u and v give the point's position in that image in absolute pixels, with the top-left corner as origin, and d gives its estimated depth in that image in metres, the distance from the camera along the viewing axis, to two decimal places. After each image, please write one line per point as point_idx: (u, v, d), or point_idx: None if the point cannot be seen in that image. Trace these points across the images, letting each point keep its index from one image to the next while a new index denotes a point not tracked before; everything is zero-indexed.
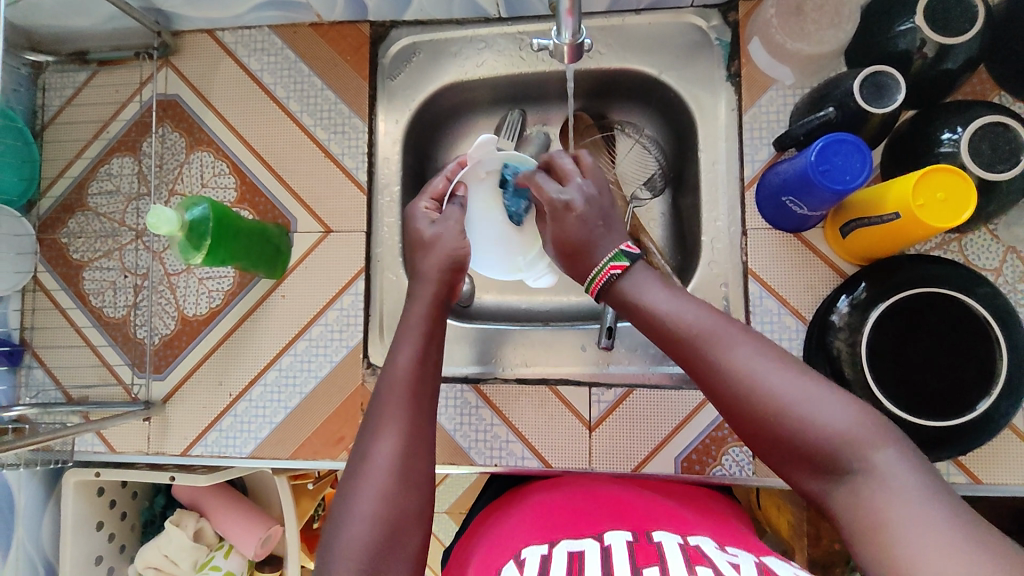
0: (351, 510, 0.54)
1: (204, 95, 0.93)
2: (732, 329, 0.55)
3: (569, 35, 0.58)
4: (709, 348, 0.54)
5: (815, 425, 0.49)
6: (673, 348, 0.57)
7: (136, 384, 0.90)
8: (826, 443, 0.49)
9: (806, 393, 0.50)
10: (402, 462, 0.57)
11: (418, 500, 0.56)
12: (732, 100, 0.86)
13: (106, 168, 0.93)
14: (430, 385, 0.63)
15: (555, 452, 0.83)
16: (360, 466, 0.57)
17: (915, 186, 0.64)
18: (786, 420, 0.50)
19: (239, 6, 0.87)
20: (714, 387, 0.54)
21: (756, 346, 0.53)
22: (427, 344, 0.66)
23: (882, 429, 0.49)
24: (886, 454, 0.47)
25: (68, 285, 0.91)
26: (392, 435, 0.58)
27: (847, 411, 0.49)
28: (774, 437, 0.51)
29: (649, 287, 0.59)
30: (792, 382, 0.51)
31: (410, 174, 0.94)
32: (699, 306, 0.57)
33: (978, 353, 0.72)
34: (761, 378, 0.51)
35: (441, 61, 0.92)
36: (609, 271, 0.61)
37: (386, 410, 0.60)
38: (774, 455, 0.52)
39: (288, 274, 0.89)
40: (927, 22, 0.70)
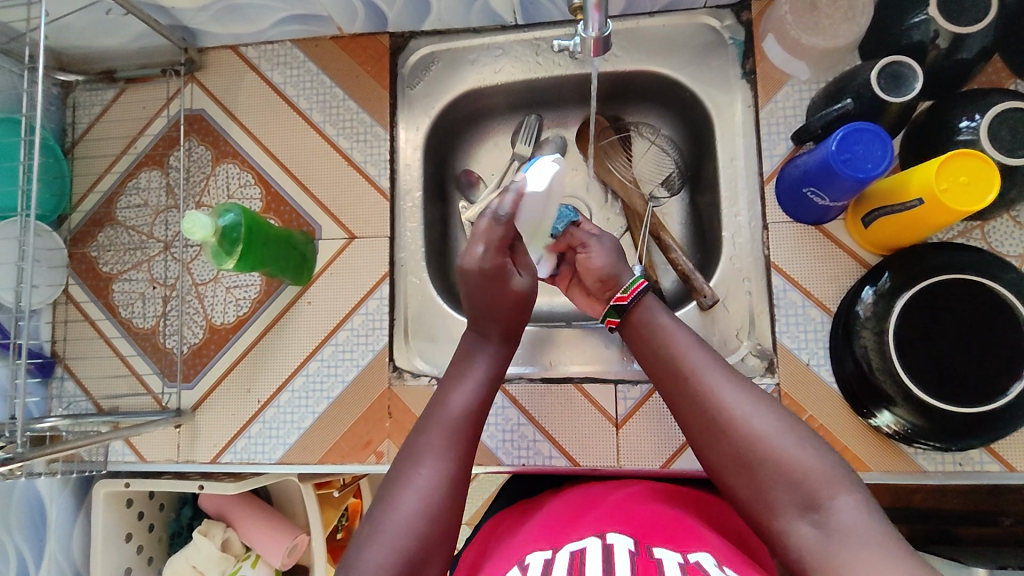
0: (377, 532, 0.53)
1: (229, 109, 0.95)
2: (722, 364, 0.60)
3: (595, 29, 0.59)
4: (704, 376, 0.59)
5: (789, 462, 0.53)
6: (667, 370, 0.62)
7: (165, 393, 0.91)
8: (797, 478, 0.52)
9: (786, 431, 0.55)
10: (437, 500, 0.55)
11: (444, 541, 0.54)
12: (748, 98, 0.87)
13: (135, 182, 0.95)
14: (478, 427, 0.61)
15: (583, 450, 0.83)
16: (393, 484, 0.56)
17: (937, 172, 0.65)
18: (761, 449, 0.54)
19: (263, 21, 0.90)
20: (699, 407, 0.58)
21: (742, 384, 0.58)
22: (480, 385, 0.64)
23: (851, 480, 0.52)
24: (850, 499, 0.51)
25: (98, 297, 0.93)
26: (433, 465, 0.56)
27: (818, 456, 0.53)
28: (747, 463, 0.54)
29: (657, 316, 0.66)
30: (774, 421, 0.55)
31: (431, 180, 0.96)
32: (697, 342, 0.63)
33: (1007, 338, 0.72)
34: (744, 408, 0.56)
35: (459, 68, 0.94)
36: (639, 287, 0.67)
37: (435, 434, 0.59)
38: (741, 485, 0.55)
39: (314, 281, 0.90)
40: (941, 13, 0.71)
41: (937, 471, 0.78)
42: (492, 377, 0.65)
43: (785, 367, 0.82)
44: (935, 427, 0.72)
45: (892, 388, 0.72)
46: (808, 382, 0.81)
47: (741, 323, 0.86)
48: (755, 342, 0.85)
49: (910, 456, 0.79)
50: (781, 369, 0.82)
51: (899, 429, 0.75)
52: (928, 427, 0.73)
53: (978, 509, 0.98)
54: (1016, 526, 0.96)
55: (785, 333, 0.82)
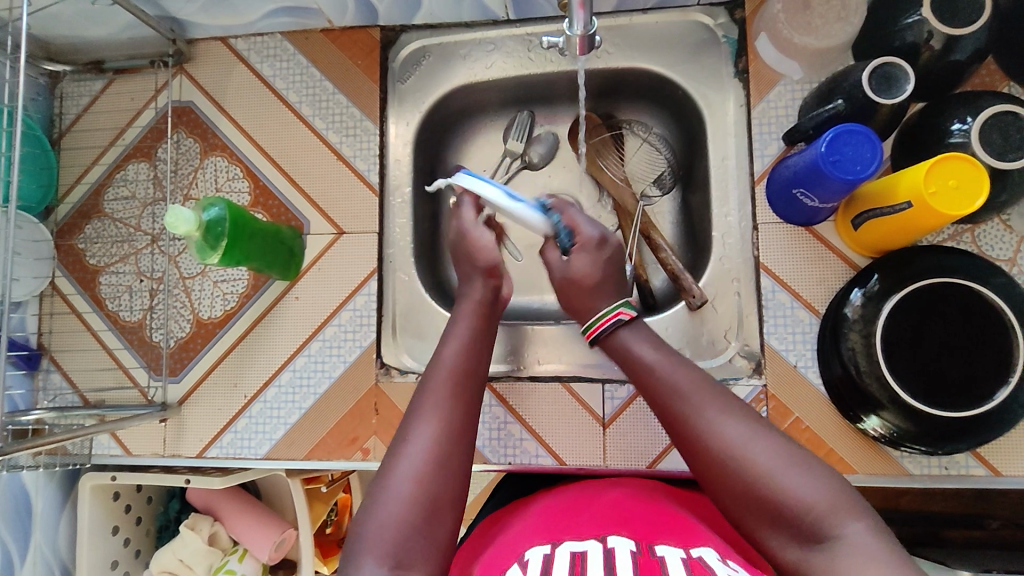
0: (388, 483, 0.55)
1: (217, 101, 0.94)
2: (715, 395, 0.59)
3: (580, 27, 0.58)
4: (696, 412, 0.58)
5: (794, 497, 0.52)
6: (660, 408, 0.61)
7: (152, 386, 0.90)
8: (803, 512, 0.51)
9: (784, 462, 0.53)
10: (442, 447, 0.57)
11: (456, 488, 0.56)
12: (740, 97, 0.86)
13: (122, 174, 0.94)
14: (477, 379, 0.64)
15: (569, 449, 0.83)
16: (401, 439, 0.59)
17: (926, 176, 0.64)
18: (761, 484, 0.53)
19: (252, 13, 0.89)
20: (696, 447, 0.57)
21: (743, 414, 0.57)
22: (476, 339, 0.67)
23: (857, 505, 0.51)
24: (858, 525, 0.50)
25: (84, 290, 0.93)
26: (434, 417, 0.59)
27: (821, 485, 0.52)
28: (749, 499, 0.53)
29: (645, 349, 0.65)
30: (776, 453, 0.54)
31: (421, 176, 0.95)
32: (689, 372, 0.62)
33: (994, 342, 0.72)
34: (739, 442, 0.55)
35: (451, 63, 0.94)
36: (614, 318, 0.68)
37: (431, 392, 0.62)
38: (748, 518, 0.54)
39: (302, 276, 0.90)
40: (934, 13, 0.70)
41: (923, 474, 0.78)
42: (476, 331, 0.68)
43: (772, 368, 0.82)
44: (921, 431, 0.72)
45: (884, 392, 0.72)
46: (795, 384, 0.81)
47: (729, 324, 0.86)
48: (743, 342, 0.85)
49: (896, 459, 0.79)
50: (768, 370, 0.82)
51: (885, 432, 0.75)
52: (914, 431, 0.73)
53: (965, 512, 0.98)
54: (1003, 529, 0.97)
55: (773, 334, 0.82)
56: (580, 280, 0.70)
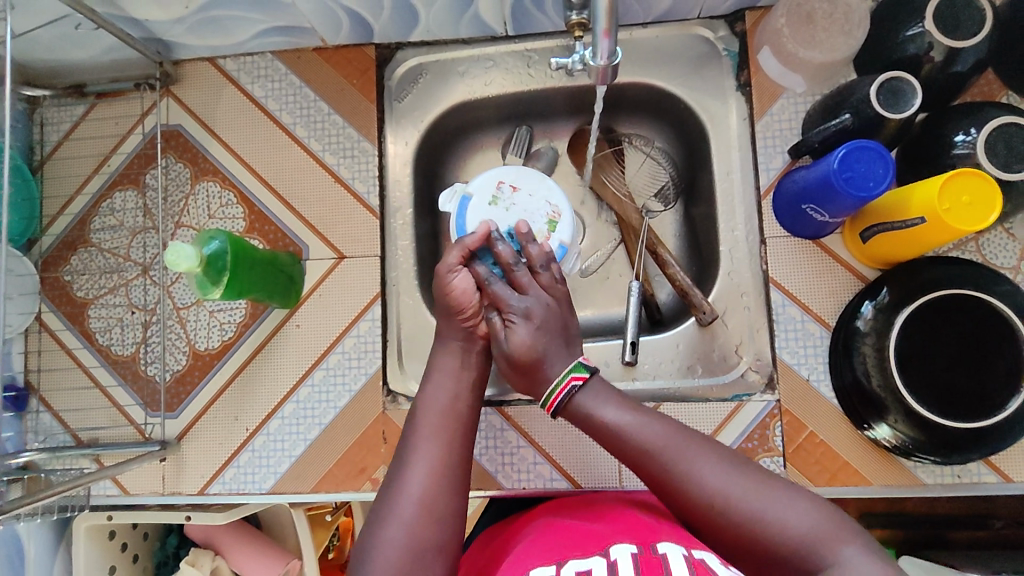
0: (380, 538, 0.58)
1: (207, 124, 0.91)
2: (687, 443, 0.60)
3: (603, 58, 0.55)
4: (673, 468, 0.59)
5: (780, 535, 0.53)
6: (638, 467, 0.61)
7: (148, 423, 0.87)
8: (792, 548, 0.53)
9: (766, 498, 0.55)
10: (429, 491, 0.61)
11: (447, 530, 0.60)
12: (743, 110, 0.86)
13: (109, 203, 0.91)
14: (463, 415, 0.68)
15: (584, 471, 0.82)
16: (390, 492, 0.62)
17: (940, 191, 0.64)
18: (750, 528, 0.54)
19: (243, 33, 0.86)
20: (681, 503, 0.58)
21: (716, 458, 0.59)
22: (459, 378, 0.70)
23: (843, 529, 0.53)
24: (852, 549, 0.51)
25: (73, 324, 0.89)
26: (421, 463, 0.63)
27: (807, 515, 0.54)
28: (743, 545, 0.55)
29: (606, 407, 0.64)
30: (753, 492, 0.56)
31: (421, 196, 0.93)
32: (655, 422, 0.62)
33: (1003, 352, 0.72)
34: (721, 488, 0.56)
35: (448, 80, 0.92)
36: (565, 387, 0.66)
37: (416, 439, 0.65)
38: (745, 562, 0.55)
39: (302, 303, 0.87)
40: (937, 26, 0.71)
41: (936, 483, 0.79)
42: (459, 374, 0.70)
43: (785, 382, 0.81)
44: (934, 441, 0.72)
45: (902, 400, 0.72)
46: (807, 397, 0.81)
47: (741, 338, 0.85)
48: (755, 355, 0.84)
49: (909, 469, 0.79)
50: (781, 385, 0.81)
51: (897, 442, 0.75)
52: (926, 441, 0.73)
53: (969, 514, 0.99)
54: (1006, 528, 0.98)
55: (785, 348, 0.82)
56: (516, 353, 0.67)
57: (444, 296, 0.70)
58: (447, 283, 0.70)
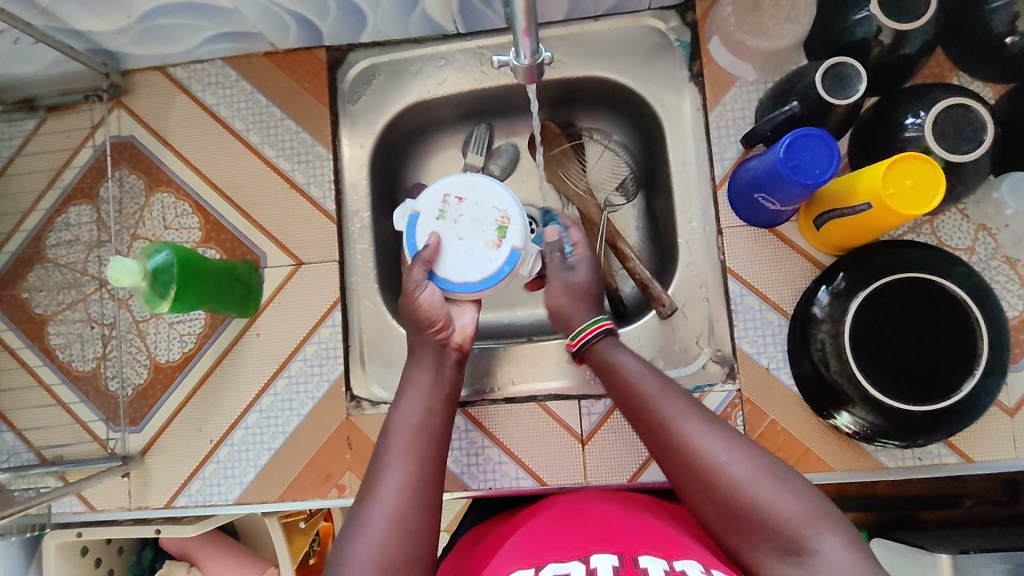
0: (349, 556, 0.55)
1: (160, 135, 0.90)
2: (695, 410, 0.60)
3: (527, 56, 0.53)
4: (679, 428, 0.59)
5: (769, 510, 0.53)
6: (643, 424, 0.63)
7: (112, 438, 0.87)
8: (780, 526, 0.53)
9: (764, 476, 0.55)
10: (401, 517, 0.57)
11: (420, 546, 0.57)
12: (697, 100, 0.86)
13: (64, 218, 0.90)
14: (434, 434, 0.64)
15: (549, 469, 0.82)
16: (358, 518, 0.58)
17: (884, 176, 0.64)
18: (742, 497, 0.54)
19: (189, 41, 0.85)
20: (678, 465, 0.58)
21: (719, 429, 0.59)
22: (433, 392, 0.68)
23: (830, 517, 0.53)
24: (836, 540, 0.51)
25: (33, 342, 0.88)
26: (391, 481, 0.59)
27: (799, 498, 0.54)
28: (729, 515, 0.55)
29: (632, 364, 0.66)
30: (752, 467, 0.56)
31: (379, 198, 0.92)
32: (671, 390, 0.63)
33: (958, 334, 0.72)
34: (721, 457, 0.56)
35: (402, 81, 0.91)
36: (598, 329, 0.69)
37: (386, 460, 0.61)
38: (725, 531, 0.55)
39: (262, 311, 0.87)
40: (881, 9, 0.71)
41: (897, 467, 0.79)
42: (431, 391, 0.68)
43: (745, 372, 0.82)
44: (893, 426, 0.72)
45: (858, 386, 0.71)
46: (768, 386, 0.81)
47: (701, 330, 0.85)
48: (715, 347, 0.84)
49: (872, 454, 0.79)
50: (741, 375, 0.82)
51: (858, 428, 0.75)
52: (885, 426, 0.73)
53: (940, 493, 1.00)
54: (977, 507, 0.98)
55: (744, 338, 0.82)
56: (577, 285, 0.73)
57: (414, 312, 0.72)
58: (413, 303, 0.71)
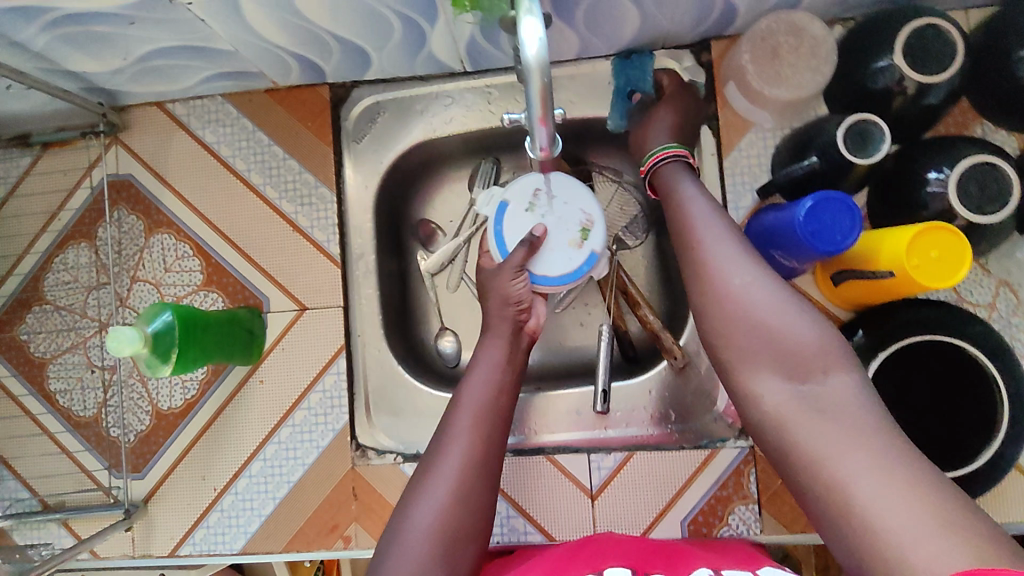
0: (407, 520, 0.58)
1: (159, 174, 0.88)
2: (737, 238, 0.59)
3: (543, 144, 0.52)
4: (709, 253, 0.58)
5: (789, 340, 0.52)
6: (679, 232, 0.62)
7: (115, 485, 0.85)
8: (797, 352, 0.52)
9: (790, 312, 0.54)
10: (463, 480, 0.60)
11: (476, 520, 0.60)
12: (711, 145, 0.83)
13: (61, 259, 0.87)
14: (503, 411, 0.66)
15: (558, 523, 0.81)
16: (421, 480, 0.61)
17: (908, 247, 0.62)
18: (759, 327, 0.54)
19: (188, 80, 0.82)
20: (702, 274, 0.58)
21: (757, 265, 0.57)
22: (502, 368, 0.68)
23: (841, 351, 0.52)
24: (845, 379, 0.50)
25: (34, 387, 0.87)
26: (458, 450, 0.61)
27: (818, 330, 0.53)
28: (741, 335, 0.54)
29: (688, 192, 0.64)
30: (778, 301, 0.54)
31: (385, 238, 0.91)
32: (718, 214, 0.61)
33: (980, 399, 0.71)
34: (752, 285, 0.55)
35: (408, 119, 0.88)
36: (666, 154, 0.69)
37: (451, 427, 0.63)
38: (734, 343, 0.55)
39: (265, 357, 0.85)
40: (906, 60, 0.68)
41: None
42: (503, 369, 0.68)
43: None
44: None
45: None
46: None
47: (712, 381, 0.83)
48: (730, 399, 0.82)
49: None
50: None
51: None
52: None
53: None
54: None
55: None
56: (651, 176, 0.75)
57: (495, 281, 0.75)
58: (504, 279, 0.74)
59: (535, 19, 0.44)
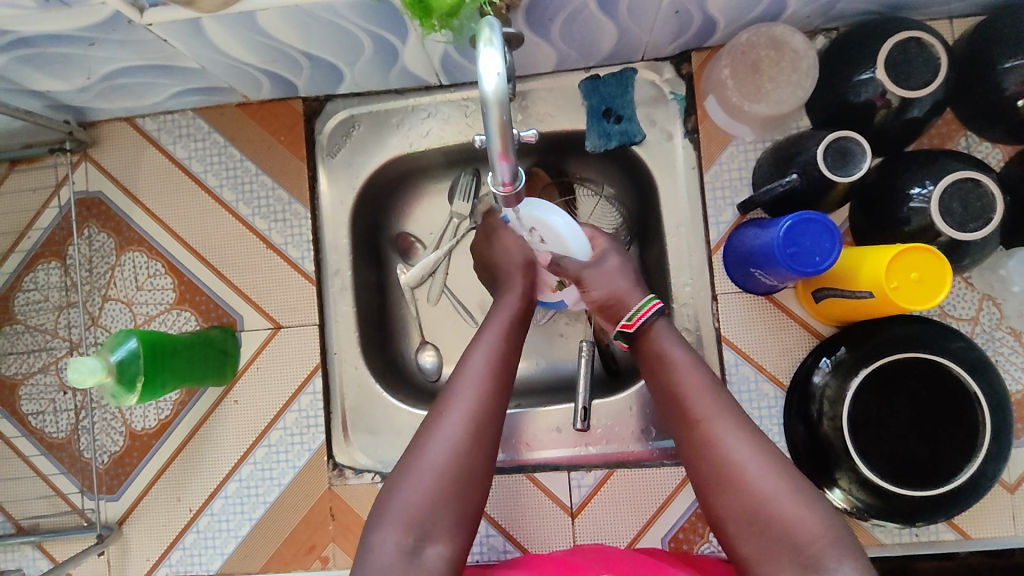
0: (420, 458, 0.58)
1: (130, 191, 0.86)
2: (737, 418, 0.59)
3: (504, 181, 0.49)
4: (709, 433, 0.59)
5: (793, 524, 0.53)
6: (676, 406, 0.62)
7: (88, 507, 0.84)
8: (802, 540, 0.53)
9: (793, 491, 0.55)
10: (472, 435, 0.59)
11: (481, 469, 0.59)
12: (691, 157, 0.82)
13: (32, 278, 0.86)
14: (504, 375, 0.64)
15: (538, 542, 0.80)
16: (425, 436, 0.60)
17: (888, 269, 0.61)
18: (764, 513, 0.54)
19: (156, 95, 0.80)
20: (706, 457, 0.58)
21: (754, 438, 0.58)
22: (507, 333, 0.68)
23: (848, 543, 0.52)
24: (852, 568, 0.51)
25: (5, 409, 0.85)
26: (460, 409, 0.60)
27: (822, 518, 0.53)
28: (747, 520, 0.55)
29: (677, 353, 0.65)
30: (784, 484, 0.55)
31: (362, 253, 0.89)
32: (715, 386, 0.62)
33: (960, 416, 0.70)
34: (751, 465, 0.56)
35: (383, 132, 0.87)
36: (653, 308, 0.67)
37: (456, 386, 0.62)
38: (746, 537, 0.55)
39: (239, 377, 0.84)
40: (888, 74, 0.66)
41: (894, 543, 0.77)
42: (510, 335, 0.68)
43: None
44: (889, 509, 0.70)
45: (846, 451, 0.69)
46: None
47: None
48: None
49: (867, 529, 0.77)
50: None
51: (850, 507, 0.72)
52: (880, 508, 0.70)
53: None
54: None
55: None
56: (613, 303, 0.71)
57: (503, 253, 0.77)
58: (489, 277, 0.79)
59: (494, 51, 0.43)
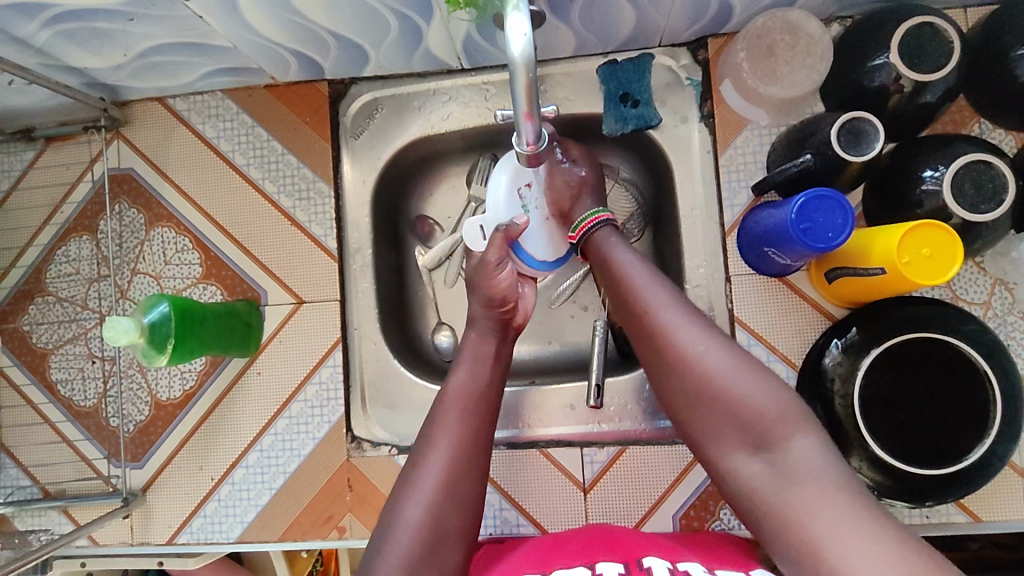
0: (399, 512, 0.58)
1: (160, 168, 0.89)
2: (676, 302, 0.61)
3: (527, 142, 0.53)
4: (654, 320, 0.60)
5: (742, 400, 0.55)
6: (621, 301, 0.64)
7: (114, 474, 0.87)
8: (753, 415, 0.54)
9: (742, 372, 0.56)
10: (453, 472, 0.60)
11: (466, 515, 0.59)
12: (707, 141, 0.84)
13: (64, 251, 0.89)
14: (489, 404, 0.66)
15: (550, 516, 0.81)
16: (408, 477, 0.61)
17: (899, 244, 0.62)
18: (713, 391, 0.56)
19: (188, 75, 0.83)
20: (654, 343, 0.59)
21: (696, 321, 0.59)
22: (490, 365, 0.69)
23: (797, 417, 0.54)
24: (806, 439, 0.53)
25: (36, 377, 0.88)
26: (442, 449, 0.61)
27: (773, 396, 0.55)
28: (700, 399, 0.57)
29: (620, 251, 0.66)
30: (730, 362, 0.57)
31: (382, 232, 0.91)
32: (655, 276, 0.63)
33: (970, 395, 0.71)
34: (697, 346, 0.57)
35: (406, 115, 0.89)
36: (596, 219, 0.70)
37: (438, 423, 0.63)
38: (698, 417, 0.57)
39: (262, 350, 0.86)
40: (902, 58, 0.68)
41: (904, 524, 0.78)
42: (487, 366, 0.68)
43: None
44: (900, 487, 0.70)
45: (857, 428, 0.69)
46: None
47: None
48: None
49: None
50: None
51: (862, 487, 0.73)
52: (893, 487, 0.71)
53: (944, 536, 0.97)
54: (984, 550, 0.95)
55: None
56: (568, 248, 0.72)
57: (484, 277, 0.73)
58: (491, 277, 0.72)
59: (521, 15, 0.45)
